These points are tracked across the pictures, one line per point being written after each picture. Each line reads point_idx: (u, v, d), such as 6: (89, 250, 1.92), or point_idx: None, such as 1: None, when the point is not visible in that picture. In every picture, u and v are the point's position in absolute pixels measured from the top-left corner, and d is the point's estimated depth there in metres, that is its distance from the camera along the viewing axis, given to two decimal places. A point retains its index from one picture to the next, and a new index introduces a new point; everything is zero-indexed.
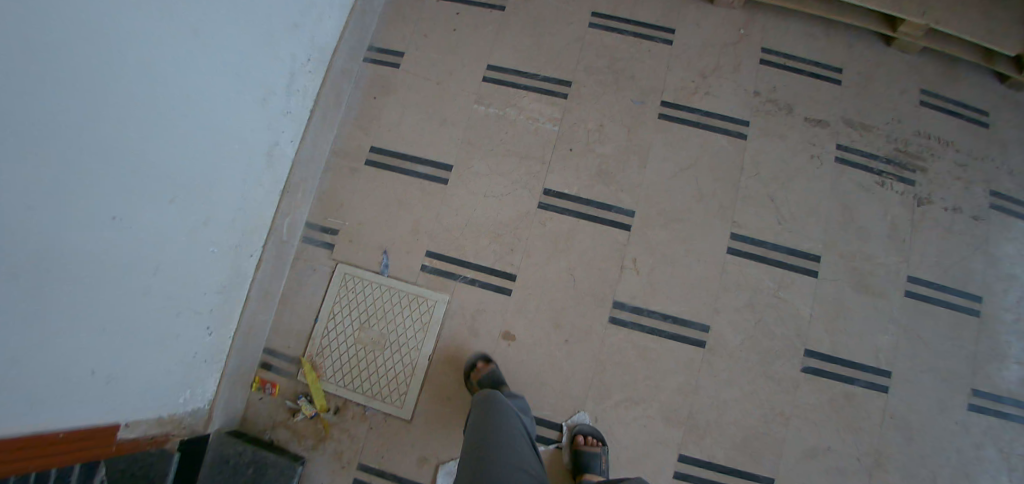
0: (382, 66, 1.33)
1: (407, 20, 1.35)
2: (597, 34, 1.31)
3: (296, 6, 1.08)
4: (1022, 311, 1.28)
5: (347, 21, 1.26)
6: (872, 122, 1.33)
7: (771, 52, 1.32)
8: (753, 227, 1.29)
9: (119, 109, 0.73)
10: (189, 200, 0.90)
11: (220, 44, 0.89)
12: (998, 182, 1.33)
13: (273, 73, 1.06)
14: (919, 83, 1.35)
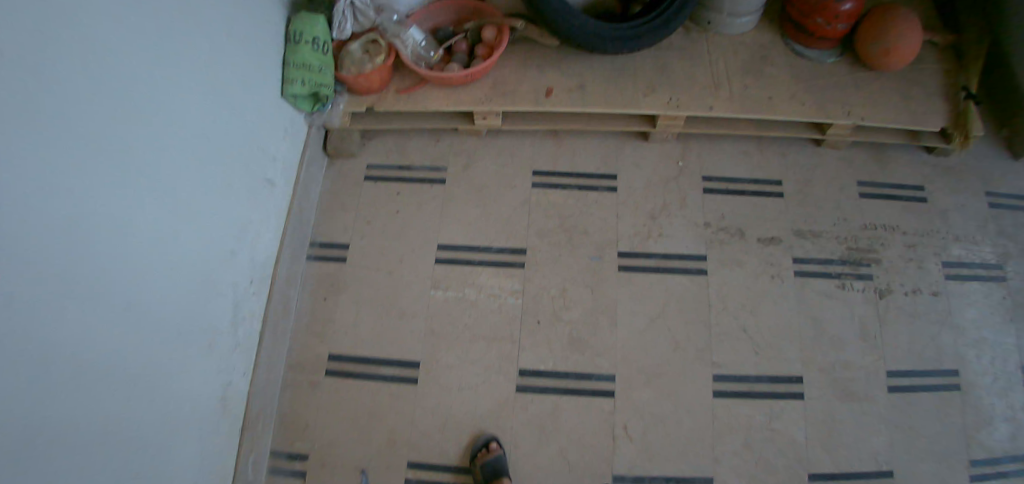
0: (327, 262, 1.27)
1: (346, 208, 1.31)
2: (543, 193, 1.32)
3: (232, 228, 1.05)
4: (992, 369, 1.32)
5: (283, 227, 1.20)
6: (819, 227, 1.36)
7: (713, 181, 1.36)
8: (732, 363, 1.24)
9: (101, 209, 0.76)
10: (181, 326, 0.93)
11: (198, 178, 0.95)
12: (947, 253, 1.41)
13: (236, 248, 1.06)
14: (856, 176, 1.43)
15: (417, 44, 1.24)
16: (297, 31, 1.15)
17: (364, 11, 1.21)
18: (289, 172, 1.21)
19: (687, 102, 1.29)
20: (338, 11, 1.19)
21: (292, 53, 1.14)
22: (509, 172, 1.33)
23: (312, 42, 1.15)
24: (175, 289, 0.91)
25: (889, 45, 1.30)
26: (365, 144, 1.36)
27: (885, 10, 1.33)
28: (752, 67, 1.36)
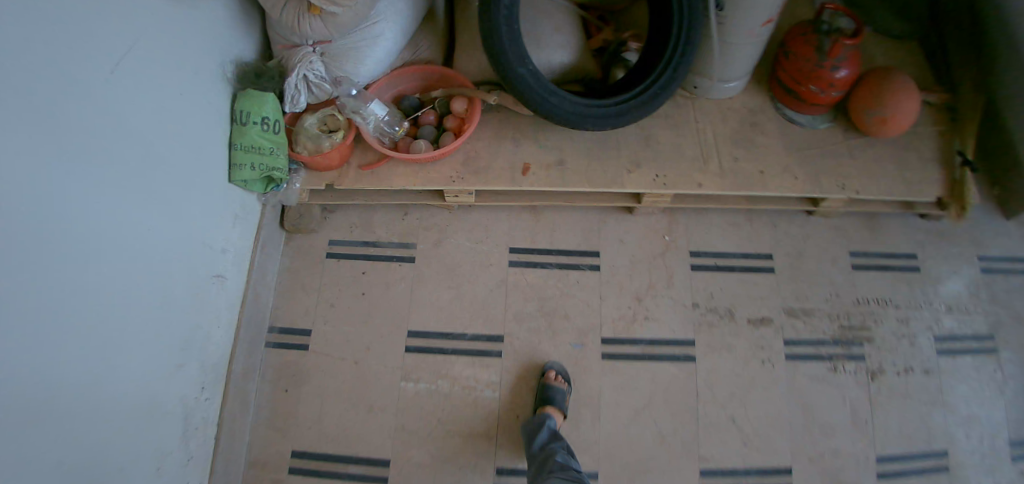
0: (288, 349, 1.17)
1: (308, 290, 1.22)
2: (521, 271, 1.25)
3: (180, 336, 0.96)
4: (983, 447, 1.27)
5: (241, 320, 1.11)
6: (810, 305, 1.30)
7: (701, 256, 1.30)
8: (723, 456, 1.16)
9: (69, 247, 0.74)
10: (146, 385, 0.89)
11: (167, 239, 0.92)
12: (938, 326, 1.35)
13: (187, 361, 0.98)
14: (847, 245, 1.37)
15: (379, 120, 1.15)
16: (242, 112, 1.06)
17: (320, 85, 1.13)
18: (243, 262, 1.11)
19: (673, 180, 1.22)
20: (290, 85, 1.10)
21: (239, 137, 1.05)
22: (486, 249, 1.26)
23: (260, 123, 1.06)
24: (111, 381, 0.82)
25: (886, 115, 1.26)
26: (327, 218, 1.27)
27: (880, 74, 1.28)
28: (741, 136, 1.29)
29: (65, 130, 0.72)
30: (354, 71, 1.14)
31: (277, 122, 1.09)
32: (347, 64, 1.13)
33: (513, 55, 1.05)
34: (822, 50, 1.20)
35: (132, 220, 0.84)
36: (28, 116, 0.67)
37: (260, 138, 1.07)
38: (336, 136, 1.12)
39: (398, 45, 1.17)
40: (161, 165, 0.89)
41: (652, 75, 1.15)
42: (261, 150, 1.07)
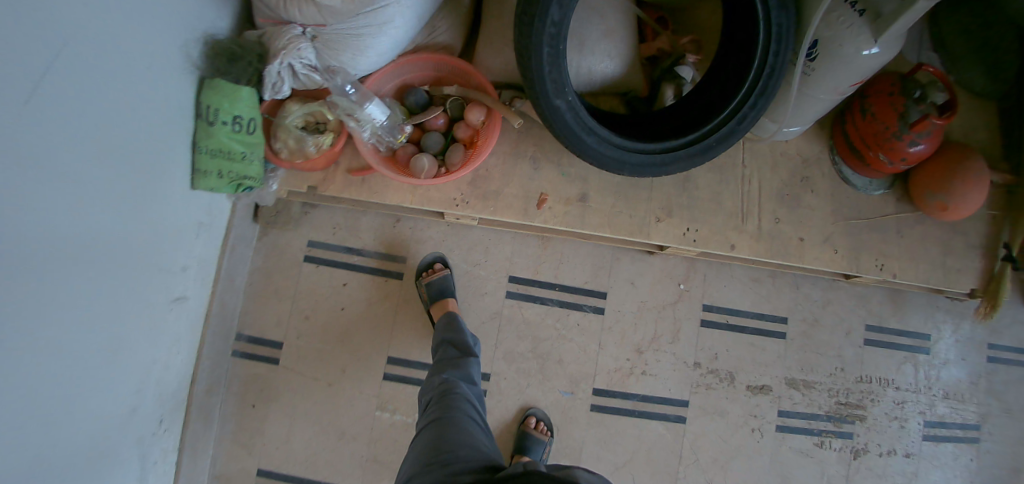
0: (257, 361, 1.09)
1: (281, 296, 1.11)
2: (518, 303, 1.15)
3: (129, 378, 0.84)
4: None
5: (206, 334, 1.01)
6: (813, 377, 1.24)
7: (714, 310, 1.19)
8: None
9: None
10: (86, 443, 0.78)
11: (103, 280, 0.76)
12: (933, 411, 1.31)
13: (135, 400, 0.87)
14: (865, 317, 1.29)
15: (377, 126, 1.00)
16: (208, 107, 0.91)
17: (308, 76, 0.97)
18: (208, 275, 1.00)
19: (705, 237, 1.09)
20: (272, 73, 0.95)
21: (203, 138, 0.92)
22: (483, 274, 1.14)
23: (230, 122, 0.92)
24: (59, 443, 0.73)
25: (948, 203, 1.12)
26: (308, 214, 1.13)
27: (962, 153, 1.12)
28: (789, 192, 1.15)
29: None
30: (351, 61, 0.97)
31: (250, 119, 0.95)
32: (345, 53, 0.96)
33: (551, 85, 0.90)
34: (906, 119, 1.03)
35: (63, 268, 0.69)
36: None
37: (228, 141, 0.93)
38: (324, 140, 1.00)
39: (406, 36, 1.00)
40: (100, 190, 0.73)
41: (713, 124, 0.97)
42: (230, 155, 0.94)
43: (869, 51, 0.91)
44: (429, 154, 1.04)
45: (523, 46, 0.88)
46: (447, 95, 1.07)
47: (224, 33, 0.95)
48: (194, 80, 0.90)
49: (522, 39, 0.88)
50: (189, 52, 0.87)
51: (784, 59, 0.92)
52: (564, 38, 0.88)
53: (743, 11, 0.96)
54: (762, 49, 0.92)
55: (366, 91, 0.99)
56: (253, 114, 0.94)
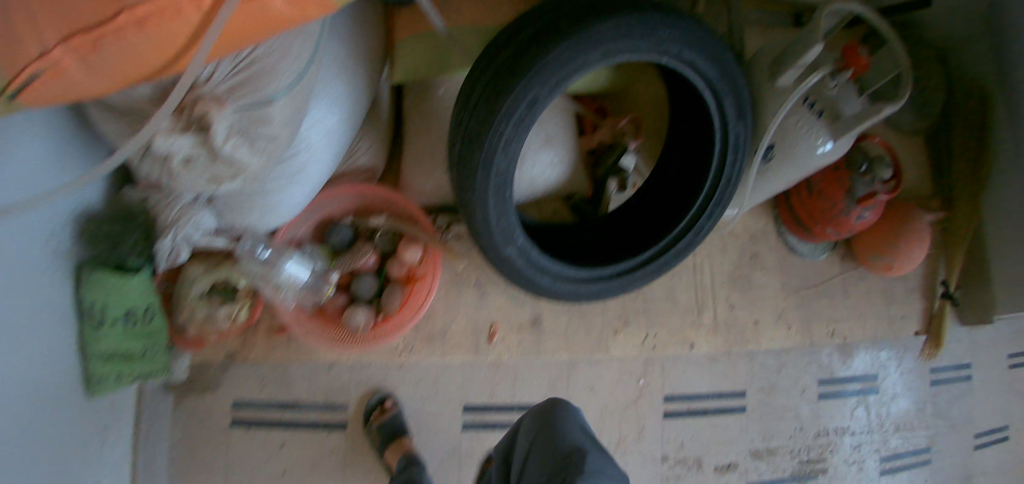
0: None
1: (208, 469, 0.98)
2: (479, 434, 1.04)
3: None
4: None
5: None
6: (777, 443, 1.26)
7: (677, 400, 1.15)
8: None
9: None
10: None
11: None
12: (886, 447, 1.38)
13: None
14: (820, 373, 1.30)
15: (298, 284, 0.90)
16: (95, 307, 0.78)
17: (209, 241, 0.83)
18: (121, 467, 0.92)
19: (664, 340, 1.07)
20: (165, 248, 0.80)
21: (92, 342, 0.80)
22: (434, 409, 1.04)
23: (121, 318, 0.81)
24: None
25: (892, 263, 1.17)
26: (225, 369, 0.99)
27: (900, 211, 1.15)
28: (739, 274, 1.14)
29: None
30: (259, 219, 0.84)
31: (146, 307, 0.83)
32: (252, 212, 0.82)
33: (500, 236, 0.82)
34: (852, 195, 1.02)
35: None
36: None
37: (124, 339, 0.82)
38: (237, 309, 0.90)
39: (322, 179, 0.88)
40: None
41: (668, 239, 0.95)
42: (129, 353, 0.83)
43: (824, 149, 0.91)
44: (363, 303, 0.93)
45: (465, 187, 0.80)
46: (375, 227, 0.95)
47: (87, 205, 0.78)
48: (69, 278, 0.76)
49: (461, 183, 0.81)
50: (59, 246, 0.73)
51: (740, 167, 0.92)
52: (512, 183, 0.81)
53: (697, 118, 0.93)
54: (719, 159, 0.91)
55: (281, 248, 0.89)
56: (148, 302, 0.83)
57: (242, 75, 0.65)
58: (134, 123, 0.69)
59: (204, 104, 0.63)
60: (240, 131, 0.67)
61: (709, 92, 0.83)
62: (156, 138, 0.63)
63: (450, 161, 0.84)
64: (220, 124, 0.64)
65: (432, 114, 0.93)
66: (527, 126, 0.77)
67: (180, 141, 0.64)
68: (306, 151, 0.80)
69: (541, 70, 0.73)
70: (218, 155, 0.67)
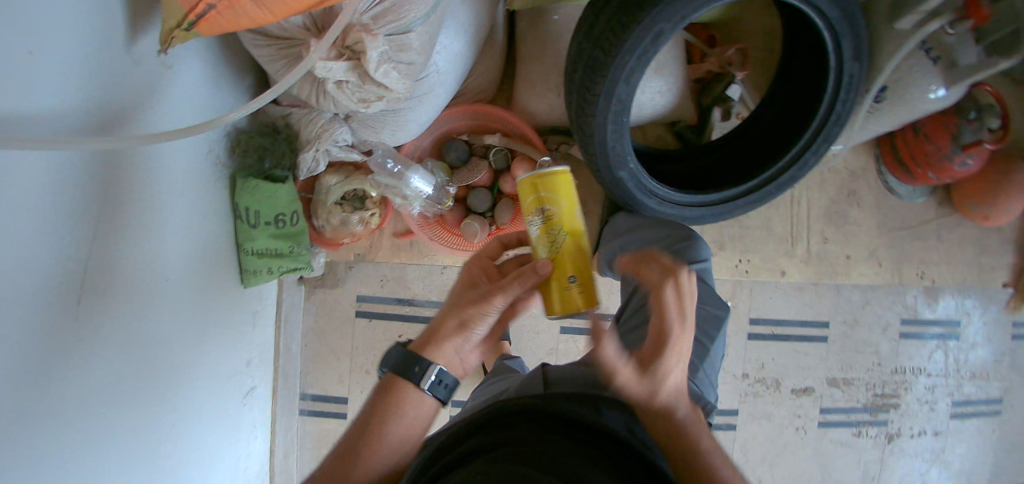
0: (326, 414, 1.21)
1: (340, 354, 1.20)
2: (573, 336, 1.21)
3: (227, 424, 0.97)
4: None
5: (274, 405, 1.13)
6: (853, 375, 1.31)
7: (760, 325, 1.25)
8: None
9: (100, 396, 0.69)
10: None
11: (177, 370, 0.83)
12: (960, 392, 1.35)
13: (233, 462, 1.00)
14: (902, 311, 1.30)
15: (425, 197, 1.01)
16: (249, 210, 0.93)
17: (346, 154, 0.96)
18: (268, 358, 1.10)
19: (757, 266, 1.21)
20: (306, 160, 0.94)
21: (247, 241, 0.95)
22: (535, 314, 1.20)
23: (273, 221, 0.95)
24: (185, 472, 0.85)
25: (990, 212, 1.15)
26: (352, 269, 1.17)
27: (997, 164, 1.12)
28: (835, 209, 1.21)
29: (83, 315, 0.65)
30: (390, 136, 0.94)
31: (290, 213, 0.97)
32: (388, 123, 0.90)
33: (613, 159, 0.89)
34: (957, 141, 1.02)
35: (161, 364, 0.79)
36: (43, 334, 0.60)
37: (272, 240, 0.97)
38: (368, 214, 1.02)
39: (449, 94, 0.95)
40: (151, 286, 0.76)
41: (773, 170, 0.95)
42: (275, 252, 0.97)
43: (933, 94, 0.92)
44: (477, 214, 1.04)
45: (585, 124, 0.87)
46: (489, 145, 1.03)
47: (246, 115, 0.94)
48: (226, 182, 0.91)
49: (582, 122, 0.87)
50: (216, 156, 0.88)
51: (851, 106, 0.89)
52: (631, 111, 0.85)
53: (813, 59, 0.92)
54: (832, 96, 0.89)
55: (406, 162, 0.98)
56: (292, 209, 0.96)
57: (383, 8, 0.71)
58: (289, 55, 0.79)
59: (357, 32, 0.70)
60: (389, 54, 0.74)
61: (828, 31, 0.80)
62: (318, 64, 0.70)
63: (568, 90, 0.89)
64: (371, 48, 0.70)
65: (549, 38, 0.97)
66: (650, 56, 0.78)
67: (337, 65, 0.71)
68: (437, 74, 0.87)
69: (657, 29, 0.74)
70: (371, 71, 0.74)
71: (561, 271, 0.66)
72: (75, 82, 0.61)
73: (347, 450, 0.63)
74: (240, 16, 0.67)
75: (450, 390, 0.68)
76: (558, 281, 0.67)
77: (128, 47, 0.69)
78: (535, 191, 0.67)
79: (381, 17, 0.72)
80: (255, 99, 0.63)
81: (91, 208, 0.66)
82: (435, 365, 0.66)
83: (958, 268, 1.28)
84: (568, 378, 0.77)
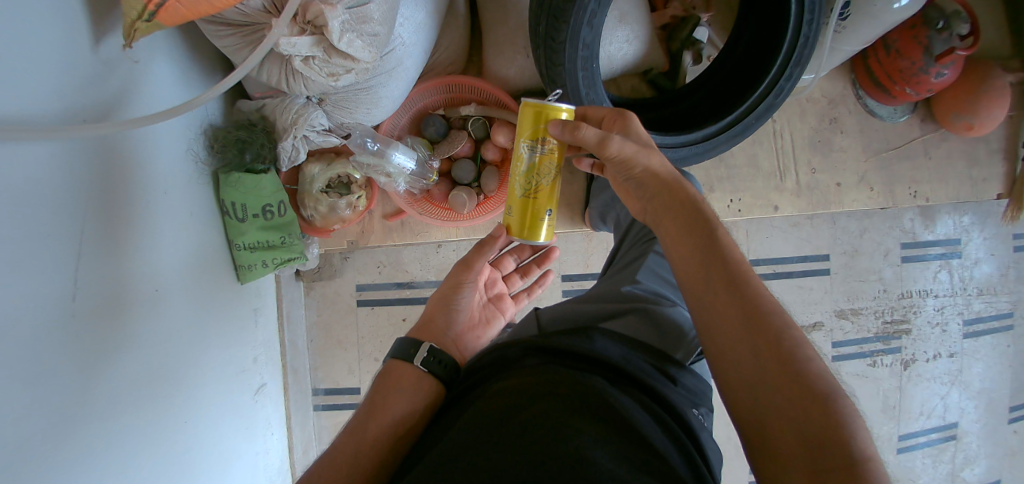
0: (339, 406, 1.22)
1: (347, 346, 1.21)
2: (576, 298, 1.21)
3: (240, 420, 0.97)
4: (985, 414, 1.37)
5: (287, 403, 1.14)
6: (860, 305, 1.30)
7: (760, 266, 1.26)
8: None
9: (108, 394, 0.68)
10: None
11: (183, 366, 0.83)
12: (969, 310, 1.35)
13: (251, 458, 1.00)
14: (901, 235, 1.29)
15: (407, 175, 1.02)
16: (235, 204, 0.94)
17: (325, 139, 0.96)
18: (275, 356, 1.11)
19: (750, 204, 1.21)
20: (286, 149, 0.94)
21: (237, 236, 0.96)
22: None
23: (261, 213, 0.97)
24: (206, 467, 0.86)
25: (974, 121, 1.14)
26: (347, 259, 1.20)
27: (974, 71, 1.12)
28: (819, 139, 1.22)
29: (78, 309, 0.65)
30: (365, 115, 0.96)
31: (276, 203, 0.98)
32: (363, 100, 0.91)
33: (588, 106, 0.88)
34: (930, 52, 1.02)
35: (168, 359, 0.79)
36: (41, 327, 0.60)
37: (262, 232, 0.98)
38: (355, 198, 1.03)
39: (417, 69, 0.95)
40: (147, 280, 0.76)
41: (751, 100, 0.94)
42: (268, 244, 0.99)
43: (898, 3, 0.93)
44: (464, 186, 1.05)
45: (554, 75, 0.87)
46: (466, 116, 1.05)
47: (222, 113, 0.96)
48: (209, 180, 0.92)
49: (552, 74, 0.87)
50: (197, 153, 0.89)
51: (818, 27, 0.90)
52: (598, 56, 0.86)
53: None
54: (796, 18, 0.90)
55: (385, 140, 0.98)
56: (278, 198, 0.98)
57: None
58: (255, 38, 0.79)
59: (317, 5, 0.70)
60: (350, 25, 0.74)
61: None
62: (281, 41, 0.70)
63: (533, 45, 0.89)
64: (332, 18, 0.70)
65: (510, 2, 0.97)
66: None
67: (301, 40, 0.71)
68: (404, 47, 0.88)
69: None
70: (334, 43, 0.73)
71: (537, 201, 0.74)
72: (48, 83, 0.62)
73: (355, 428, 0.63)
74: (199, 2, 0.67)
75: (451, 368, 0.70)
76: (518, 208, 0.75)
77: (92, 45, 0.69)
78: (542, 120, 0.69)
79: None
80: (226, 79, 0.67)
81: (79, 203, 0.66)
82: (429, 344, 0.71)
83: (952, 184, 1.27)
84: (562, 323, 0.77)
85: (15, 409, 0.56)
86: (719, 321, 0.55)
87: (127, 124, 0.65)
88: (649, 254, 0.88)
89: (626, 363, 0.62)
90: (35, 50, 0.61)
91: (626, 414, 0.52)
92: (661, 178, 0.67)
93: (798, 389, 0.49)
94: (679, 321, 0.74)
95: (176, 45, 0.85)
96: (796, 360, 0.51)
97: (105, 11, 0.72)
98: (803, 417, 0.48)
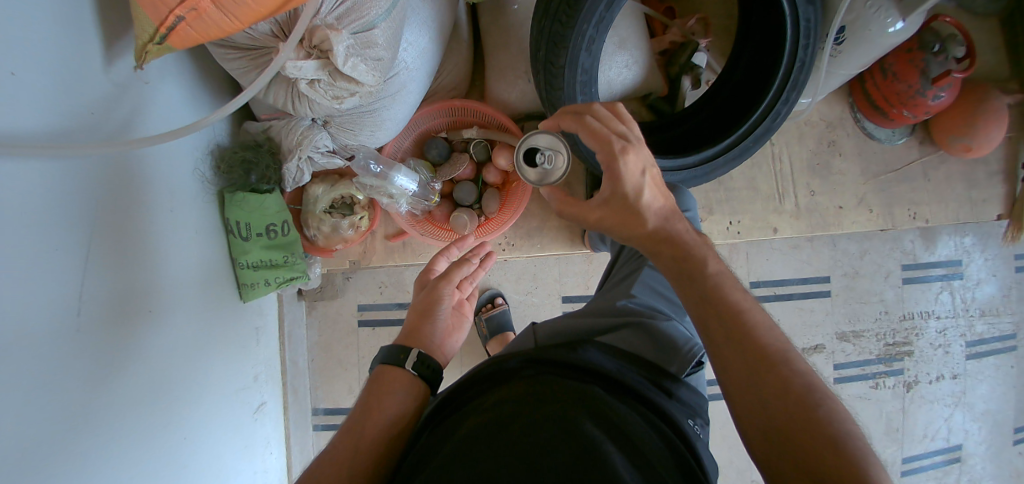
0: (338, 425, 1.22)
1: (346, 365, 1.22)
2: None
3: (240, 438, 0.97)
4: (990, 436, 1.36)
5: (287, 422, 1.14)
6: (862, 327, 1.30)
7: (760, 287, 1.26)
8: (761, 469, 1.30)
9: (110, 411, 0.69)
10: None
11: (185, 382, 0.83)
12: (972, 331, 1.34)
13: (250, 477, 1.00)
14: (901, 257, 1.30)
15: (410, 194, 1.03)
16: (239, 223, 0.95)
17: (329, 161, 0.97)
18: (275, 375, 1.11)
19: (749, 226, 1.22)
20: (290, 170, 0.96)
21: (241, 254, 0.97)
22: (536, 301, 1.21)
23: (265, 231, 0.98)
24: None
25: (972, 143, 1.15)
26: (349, 280, 1.21)
27: (973, 93, 1.13)
28: (817, 161, 1.23)
29: (82, 328, 0.66)
30: (369, 137, 0.97)
31: (280, 223, 1.00)
32: (367, 123, 0.93)
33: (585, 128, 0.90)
34: (926, 75, 1.03)
35: (168, 377, 0.80)
36: (45, 346, 0.60)
37: (266, 251, 0.99)
38: (358, 218, 1.04)
39: (420, 92, 0.97)
40: (150, 298, 0.77)
41: (750, 123, 0.95)
42: (270, 263, 1.00)
43: (893, 28, 0.94)
44: (465, 207, 1.06)
45: (555, 99, 0.88)
46: (468, 139, 1.06)
47: (228, 135, 0.98)
48: (215, 200, 0.93)
49: (551, 98, 0.88)
50: (202, 173, 0.90)
51: (814, 51, 0.92)
52: (597, 81, 0.88)
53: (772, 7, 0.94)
54: (793, 42, 0.91)
55: (388, 161, 0.99)
56: (282, 217, 0.99)
57: (344, 8, 0.74)
58: (262, 62, 0.81)
59: (322, 31, 0.72)
60: (355, 50, 0.75)
61: None
62: (287, 64, 0.72)
63: (534, 70, 0.91)
64: (337, 43, 0.72)
65: (511, 28, 0.99)
66: (607, 23, 0.82)
67: (306, 64, 0.73)
68: (407, 71, 0.89)
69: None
70: (338, 67, 0.74)
71: None
72: (61, 106, 0.64)
73: (352, 431, 0.62)
74: (208, 26, 0.68)
75: (438, 372, 0.71)
76: None
77: (104, 68, 0.71)
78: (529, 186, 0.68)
79: (344, 18, 0.74)
80: (232, 101, 0.68)
81: (85, 222, 0.67)
82: (417, 350, 0.71)
83: (953, 204, 1.28)
84: (557, 338, 0.78)
85: (19, 422, 0.57)
86: (730, 378, 0.55)
87: (136, 142, 0.67)
88: (643, 268, 0.87)
89: (620, 373, 0.62)
90: (48, 72, 0.63)
91: (623, 423, 0.53)
92: (652, 230, 0.61)
93: (818, 440, 0.48)
94: (676, 337, 0.73)
95: (185, 68, 0.87)
96: (808, 405, 0.50)
97: (117, 35, 0.74)
98: (821, 468, 0.47)
